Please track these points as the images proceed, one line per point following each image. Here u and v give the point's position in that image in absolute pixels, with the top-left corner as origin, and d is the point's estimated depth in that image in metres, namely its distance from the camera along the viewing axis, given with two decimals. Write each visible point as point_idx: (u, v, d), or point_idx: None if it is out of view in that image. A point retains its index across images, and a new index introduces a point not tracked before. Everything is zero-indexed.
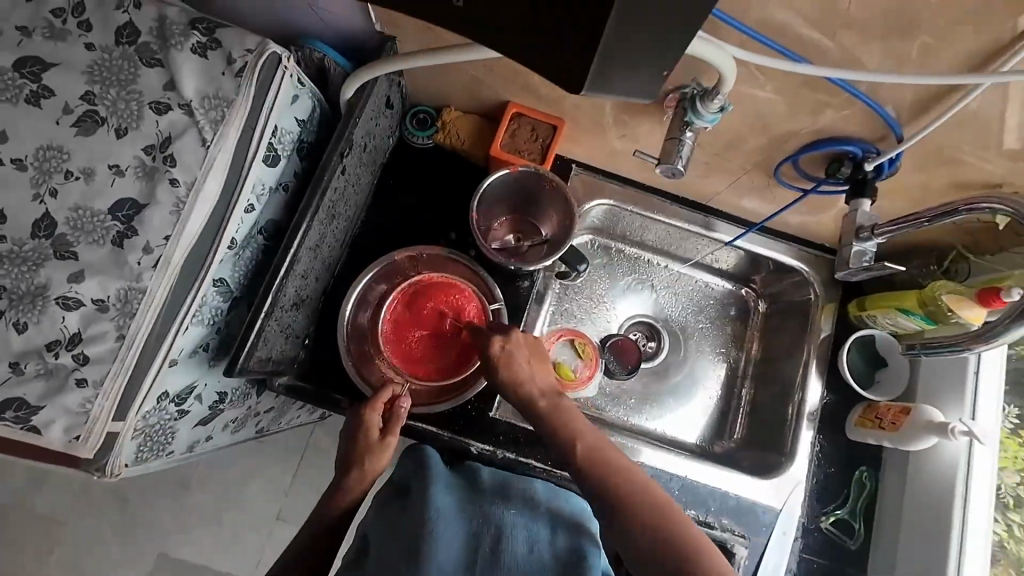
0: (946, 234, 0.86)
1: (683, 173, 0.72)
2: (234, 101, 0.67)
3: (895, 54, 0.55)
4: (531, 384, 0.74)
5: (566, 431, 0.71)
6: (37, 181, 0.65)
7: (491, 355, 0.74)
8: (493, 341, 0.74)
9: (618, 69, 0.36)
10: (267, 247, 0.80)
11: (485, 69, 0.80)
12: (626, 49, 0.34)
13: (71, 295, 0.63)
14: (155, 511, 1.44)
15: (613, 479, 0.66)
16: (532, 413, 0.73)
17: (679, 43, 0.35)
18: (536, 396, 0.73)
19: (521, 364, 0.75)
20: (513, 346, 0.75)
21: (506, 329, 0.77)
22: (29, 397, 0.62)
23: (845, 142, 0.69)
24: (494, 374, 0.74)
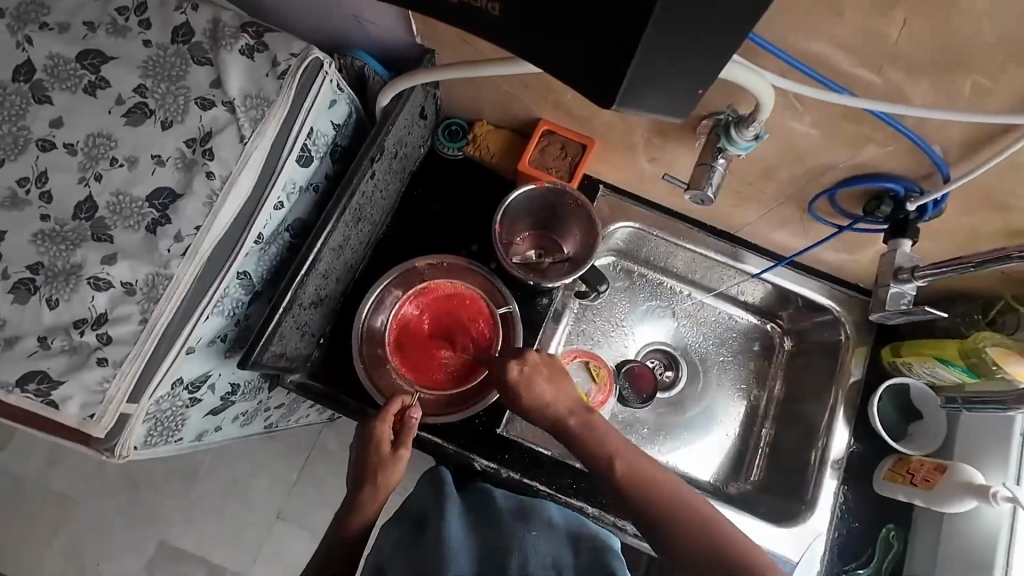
0: (993, 283, 0.81)
1: (713, 200, 0.70)
2: (274, 101, 0.69)
3: (945, 90, 0.53)
4: (556, 403, 0.71)
5: (600, 446, 0.67)
6: (85, 165, 0.68)
7: (511, 381, 0.72)
8: (510, 367, 0.72)
9: (650, 79, 0.35)
10: (292, 245, 0.82)
11: (520, 85, 0.81)
12: (660, 56, 0.33)
13: (103, 275, 0.65)
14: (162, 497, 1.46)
15: (647, 492, 0.63)
16: (560, 432, 0.70)
17: (712, 54, 0.33)
18: (564, 411, 0.70)
19: (542, 385, 0.72)
20: (533, 369, 0.73)
21: (522, 351, 0.75)
22: (52, 370, 0.63)
23: (885, 179, 0.67)
24: (515, 401, 0.72)
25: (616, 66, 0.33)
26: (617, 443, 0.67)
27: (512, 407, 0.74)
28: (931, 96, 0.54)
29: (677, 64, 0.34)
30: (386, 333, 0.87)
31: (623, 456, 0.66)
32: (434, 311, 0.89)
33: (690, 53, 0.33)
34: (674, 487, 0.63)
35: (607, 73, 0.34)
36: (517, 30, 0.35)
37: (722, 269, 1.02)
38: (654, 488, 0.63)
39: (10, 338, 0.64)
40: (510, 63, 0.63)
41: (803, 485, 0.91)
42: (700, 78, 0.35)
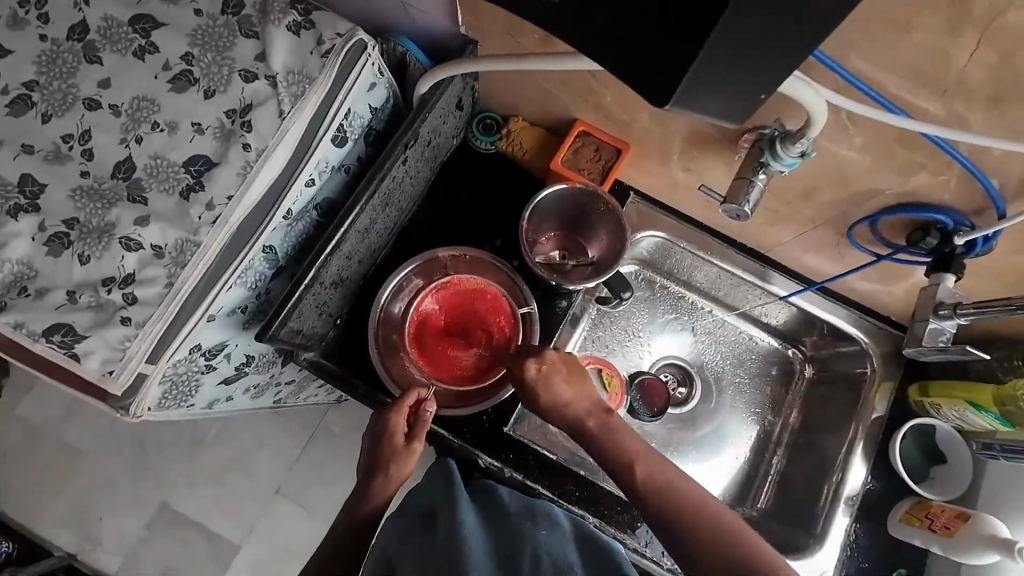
0: None
1: (749, 216, 0.69)
2: (316, 79, 0.70)
3: (1010, 119, 0.50)
4: (571, 405, 0.71)
5: (620, 447, 0.67)
6: (127, 127, 0.69)
7: (527, 380, 0.72)
8: (527, 365, 0.73)
9: (711, 80, 0.33)
10: (319, 224, 0.82)
11: (560, 83, 0.80)
12: (726, 55, 0.31)
13: (134, 236, 0.66)
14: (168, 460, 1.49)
15: (665, 495, 0.63)
16: (578, 431, 0.71)
17: (778, 60, 0.32)
18: (582, 412, 0.71)
19: (561, 385, 0.72)
20: (550, 368, 0.73)
21: (541, 350, 0.75)
22: (77, 324, 0.64)
23: (934, 210, 0.64)
24: (531, 399, 0.73)
25: (678, 63, 0.32)
26: (636, 447, 0.67)
27: (529, 405, 0.74)
28: (994, 127, 0.51)
29: (743, 66, 0.32)
30: (404, 321, 0.87)
31: (643, 459, 0.66)
32: (452, 303, 0.88)
33: (757, 57, 0.32)
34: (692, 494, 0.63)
35: (668, 70, 0.33)
36: (573, 19, 0.34)
37: (748, 288, 0.99)
38: (671, 493, 0.63)
39: (40, 289, 0.65)
40: (555, 59, 0.62)
41: (812, 518, 0.89)
42: (763, 83, 0.34)
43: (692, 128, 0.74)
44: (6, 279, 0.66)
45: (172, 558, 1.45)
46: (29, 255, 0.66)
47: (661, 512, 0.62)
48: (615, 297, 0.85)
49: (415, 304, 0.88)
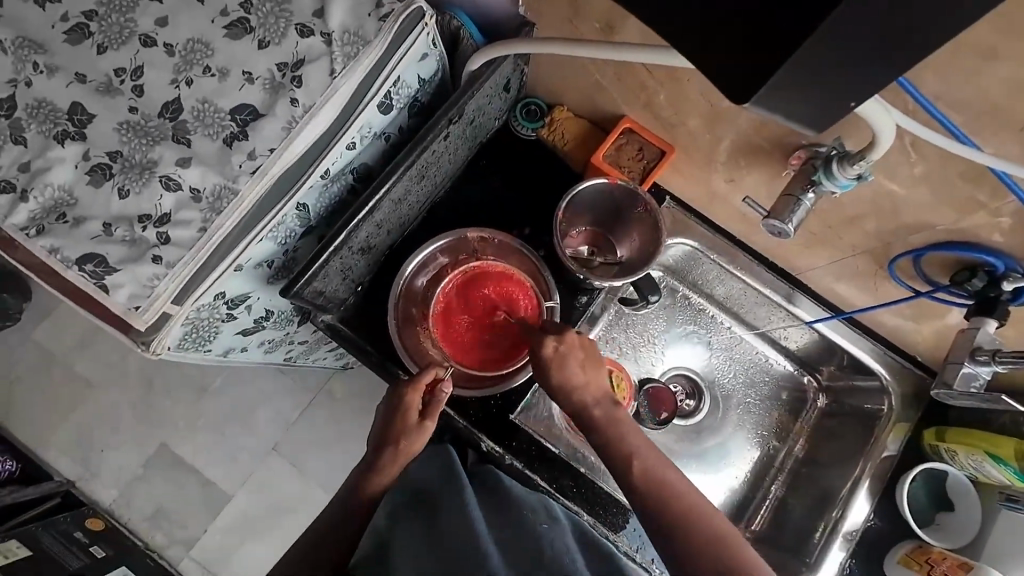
0: None
1: (790, 235, 0.67)
2: (370, 42, 0.69)
3: None
4: (585, 389, 0.71)
5: (621, 441, 0.67)
6: (179, 68, 0.69)
7: (543, 356, 0.71)
8: (545, 342, 0.71)
9: (799, 81, 0.31)
10: (353, 188, 0.82)
11: (612, 76, 0.78)
12: (823, 54, 0.29)
13: (174, 177, 0.66)
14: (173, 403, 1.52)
15: (655, 488, 0.64)
16: (584, 419, 0.71)
17: (865, 65, 0.30)
18: (589, 401, 0.70)
19: (574, 367, 0.71)
20: (566, 349, 0.71)
21: (561, 329, 0.73)
22: (110, 257, 0.65)
23: (985, 252, 0.61)
24: (544, 374, 0.71)
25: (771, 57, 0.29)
26: (638, 443, 0.67)
27: (540, 382, 0.73)
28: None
29: (834, 72, 0.30)
30: (426, 296, 0.87)
31: (641, 457, 0.66)
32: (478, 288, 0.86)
33: (853, 61, 0.30)
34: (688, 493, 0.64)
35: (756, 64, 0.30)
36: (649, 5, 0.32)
37: (772, 309, 0.97)
38: (670, 494, 0.63)
39: (77, 218, 0.66)
40: (615, 48, 0.61)
41: (809, 549, 0.88)
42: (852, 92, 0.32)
43: (741, 138, 0.72)
44: (46, 204, 0.66)
45: (166, 499, 1.48)
46: (70, 182, 0.67)
47: (660, 512, 0.62)
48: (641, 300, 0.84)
49: (442, 284, 0.86)
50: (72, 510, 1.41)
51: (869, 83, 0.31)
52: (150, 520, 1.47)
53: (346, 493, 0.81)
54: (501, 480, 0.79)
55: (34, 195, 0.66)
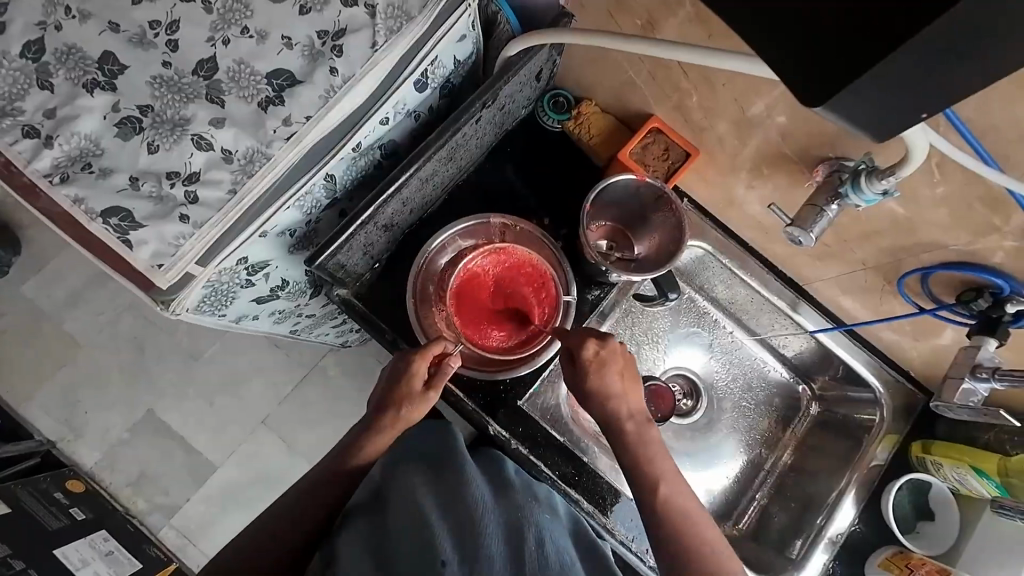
0: None
1: (811, 242, 0.68)
2: (414, 18, 0.68)
3: None
4: (619, 401, 0.74)
5: (644, 454, 0.73)
6: (216, 26, 0.68)
7: (584, 357, 0.72)
8: (589, 344, 0.72)
9: (872, 89, 0.32)
10: (380, 164, 0.82)
11: (647, 74, 0.79)
12: (904, 63, 0.30)
13: (207, 136, 0.66)
14: (163, 369, 1.50)
15: (663, 492, 0.72)
16: (611, 426, 0.74)
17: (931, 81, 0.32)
18: (622, 415, 0.74)
19: (612, 374, 0.73)
20: (608, 356, 0.73)
21: (604, 335, 0.74)
22: (136, 212, 0.64)
23: (993, 274, 0.64)
24: (583, 376, 0.73)
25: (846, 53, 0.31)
26: (661, 460, 0.73)
27: (573, 384, 0.75)
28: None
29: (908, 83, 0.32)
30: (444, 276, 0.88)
31: (666, 482, 0.72)
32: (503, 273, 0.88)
33: (926, 75, 0.31)
34: (691, 512, 0.72)
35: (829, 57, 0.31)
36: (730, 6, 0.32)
37: (776, 316, 0.99)
38: (677, 511, 0.71)
39: (104, 169, 0.65)
40: (654, 46, 0.61)
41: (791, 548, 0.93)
42: (920, 99, 0.33)
43: (769, 147, 0.74)
44: (71, 152, 0.65)
45: (150, 465, 1.46)
46: (97, 132, 0.66)
47: (663, 520, 0.70)
48: (658, 297, 0.85)
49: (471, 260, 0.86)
50: (53, 470, 1.39)
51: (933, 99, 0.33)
52: (133, 485, 1.45)
53: (339, 451, 0.81)
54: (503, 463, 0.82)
55: (60, 142, 0.65)
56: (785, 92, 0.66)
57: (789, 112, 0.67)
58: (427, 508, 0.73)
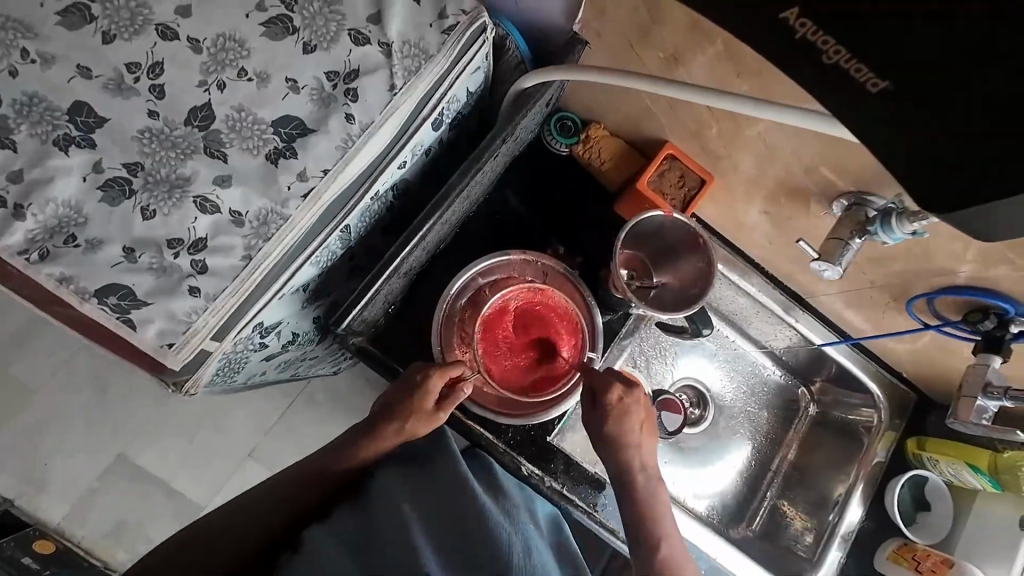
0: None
1: (838, 276, 0.75)
2: (433, 57, 0.64)
3: None
4: (637, 452, 0.74)
5: (657, 514, 0.73)
6: (208, 68, 0.59)
7: (608, 401, 0.73)
8: (615, 387, 0.74)
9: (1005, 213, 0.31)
10: (391, 205, 0.78)
11: (666, 104, 0.78)
12: None
13: (211, 198, 0.59)
14: (130, 408, 1.26)
15: (663, 547, 0.70)
16: (623, 481, 0.74)
17: None
18: (635, 465, 0.74)
19: (632, 423, 0.74)
20: (631, 403, 0.74)
21: (631, 381, 0.75)
22: (137, 289, 0.58)
23: (1002, 299, 0.70)
24: (604, 419, 0.74)
25: (979, 151, 0.28)
26: (670, 526, 0.72)
27: (593, 428, 0.75)
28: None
29: None
30: (465, 316, 0.86)
31: (667, 541, 0.71)
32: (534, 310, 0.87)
33: None
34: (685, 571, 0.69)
35: (969, 155, 0.29)
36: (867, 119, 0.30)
37: (776, 322, 0.99)
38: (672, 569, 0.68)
39: (91, 241, 0.57)
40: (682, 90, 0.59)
41: (801, 546, 0.98)
42: None
43: (788, 177, 0.76)
44: (49, 223, 0.56)
45: (128, 516, 1.23)
46: (78, 198, 0.57)
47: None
48: (690, 330, 0.86)
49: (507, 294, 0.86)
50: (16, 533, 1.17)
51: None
52: (109, 536, 1.22)
53: (330, 449, 0.77)
54: (497, 476, 0.83)
55: (32, 211, 0.55)
56: (812, 135, 0.67)
57: (815, 149, 0.69)
58: (414, 508, 0.67)
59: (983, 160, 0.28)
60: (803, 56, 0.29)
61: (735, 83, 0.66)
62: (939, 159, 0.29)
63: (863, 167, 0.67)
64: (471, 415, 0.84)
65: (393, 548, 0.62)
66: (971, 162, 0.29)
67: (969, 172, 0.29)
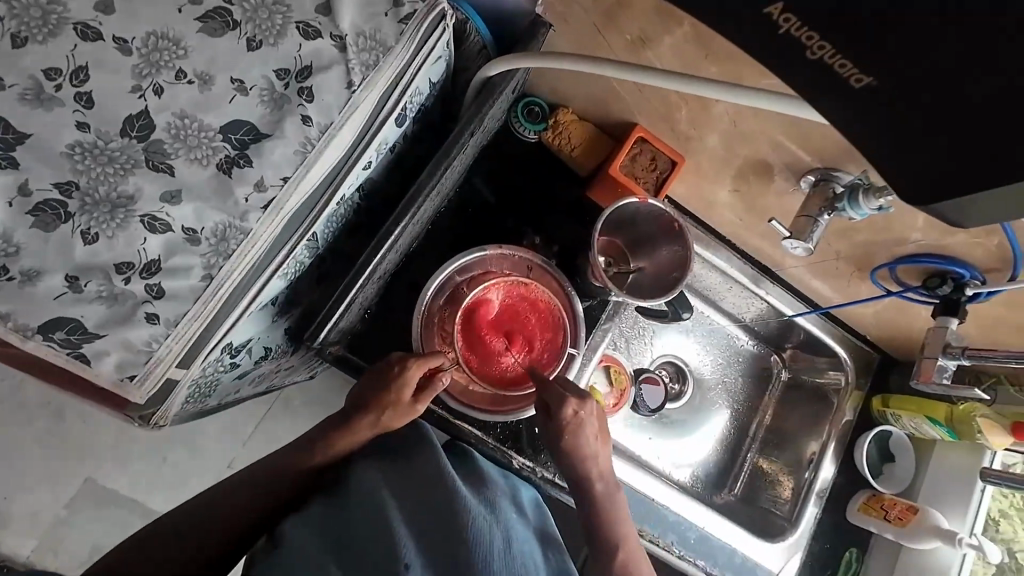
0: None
1: (807, 251, 0.75)
2: (391, 49, 0.60)
3: None
4: (592, 461, 0.76)
5: (616, 520, 0.75)
6: (141, 71, 0.53)
7: (563, 419, 0.73)
8: (568, 405, 0.73)
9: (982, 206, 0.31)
10: (358, 206, 0.76)
11: (634, 87, 0.77)
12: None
13: (161, 215, 0.54)
14: (91, 433, 1.18)
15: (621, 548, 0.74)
16: (582, 488, 0.76)
17: None
18: (592, 474, 0.76)
19: (587, 433, 0.75)
20: (585, 415, 0.74)
21: (584, 394, 0.75)
22: (87, 321, 0.53)
23: (956, 264, 0.74)
24: (558, 433, 0.74)
25: (957, 143, 0.28)
26: (626, 528, 0.75)
27: (550, 440, 0.76)
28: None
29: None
30: (444, 315, 0.84)
31: (624, 542, 0.75)
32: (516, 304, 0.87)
33: None
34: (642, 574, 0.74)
35: (944, 146, 0.29)
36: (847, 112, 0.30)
37: (747, 295, 1.02)
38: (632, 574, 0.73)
39: (27, 272, 0.51)
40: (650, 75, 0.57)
41: (779, 506, 1.01)
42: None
43: (756, 156, 0.77)
44: None
45: (103, 541, 1.17)
46: (4, 225, 0.51)
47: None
48: (670, 314, 0.88)
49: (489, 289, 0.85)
50: None
51: None
52: (87, 563, 1.17)
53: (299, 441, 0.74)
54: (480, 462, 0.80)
55: None
56: (778, 115, 0.68)
57: (781, 129, 0.70)
58: (398, 512, 0.66)
59: (961, 149, 0.28)
60: (789, 49, 0.29)
61: (703, 65, 0.65)
62: (921, 144, 0.29)
63: (828, 144, 0.68)
64: (456, 413, 0.83)
65: (375, 549, 0.61)
66: (949, 151, 0.29)
67: (947, 161, 0.29)
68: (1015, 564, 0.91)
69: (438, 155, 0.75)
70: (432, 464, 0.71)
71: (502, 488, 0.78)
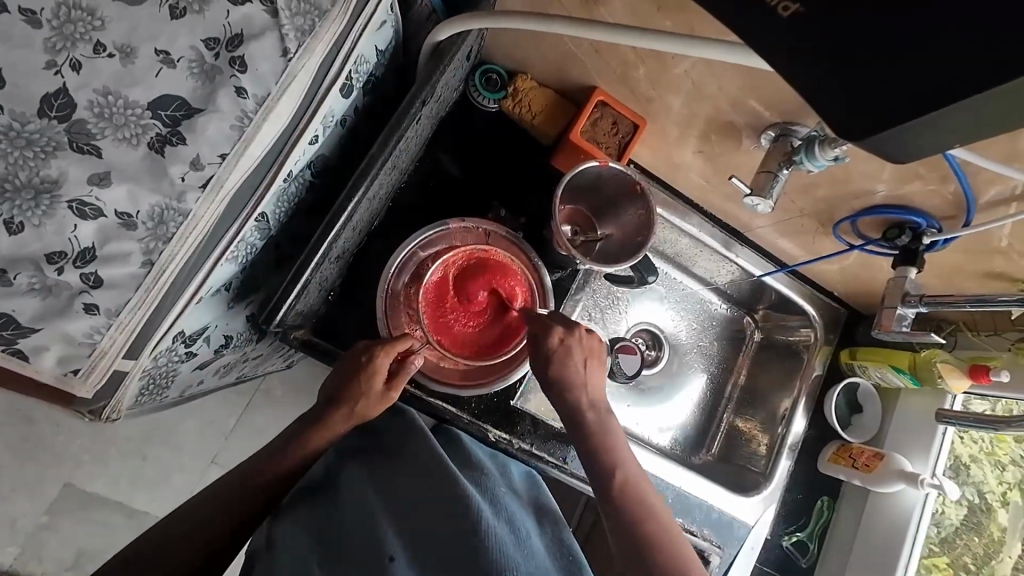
0: (985, 320, 0.90)
1: (769, 209, 0.76)
2: (328, 14, 0.57)
3: (1009, 151, 0.61)
4: (584, 390, 0.74)
5: (612, 451, 0.72)
6: (54, 46, 0.47)
7: (548, 345, 0.73)
8: (553, 332, 0.74)
9: (913, 136, 0.29)
10: (310, 183, 0.74)
11: (590, 48, 0.75)
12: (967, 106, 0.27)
13: (90, 201, 0.51)
14: (63, 438, 1.15)
15: (623, 475, 0.71)
16: (575, 418, 0.74)
17: (993, 116, 0.28)
18: (585, 405, 0.74)
19: (576, 363, 0.74)
20: (571, 342, 0.74)
21: (570, 324, 0.75)
22: (20, 315, 0.51)
23: (914, 213, 0.76)
24: (543, 366, 0.74)
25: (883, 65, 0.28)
26: (623, 458, 0.72)
27: (535, 371, 0.75)
28: (997, 153, 0.62)
29: (962, 121, 0.28)
30: (409, 293, 0.83)
31: (624, 471, 0.71)
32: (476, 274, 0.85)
33: (981, 119, 0.28)
34: (657, 513, 0.69)
35: (867, 71, 0.28)
36: (779, 48, 0.29)
37: (715, 259, 1.02)
38: (643, 512, 0.68)
39: None
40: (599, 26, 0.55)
41: (755, 462, 1.02)
42: (974, 124, 0.28)
43: (716, 114, 0.76)
44: None
45: (87, 546, 1.15)
46: None
47: (623, 505, 0.68)
48: (637, 279, 0.88)
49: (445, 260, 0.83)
50: None
51: (1001, 128, 0.29)
52: (71, 568, 1.14)
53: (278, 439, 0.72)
54: (469, 447, 0.80)
55: None
56: (735, 67, 0.67)
57: (740, 86, 0.69)
58: (380, 500, 0.65)
59: (884, 70, 0.28)
60: (753, 11, 0.29)
61: (656, 18, 0.63)
62: (845, 89, 0.29)
63: (787, 100, 0.68)
64: (432, 392, 0.81)
65: (359, 539, 0.61)
66: (874, 78, 0.28)
67: (877, 88, 0.28)
68: (986, 503, 0.94)
69: (388, 127, 0.72)
70: (424, 447, 0.71)
71: (494, 470, 0.79)
